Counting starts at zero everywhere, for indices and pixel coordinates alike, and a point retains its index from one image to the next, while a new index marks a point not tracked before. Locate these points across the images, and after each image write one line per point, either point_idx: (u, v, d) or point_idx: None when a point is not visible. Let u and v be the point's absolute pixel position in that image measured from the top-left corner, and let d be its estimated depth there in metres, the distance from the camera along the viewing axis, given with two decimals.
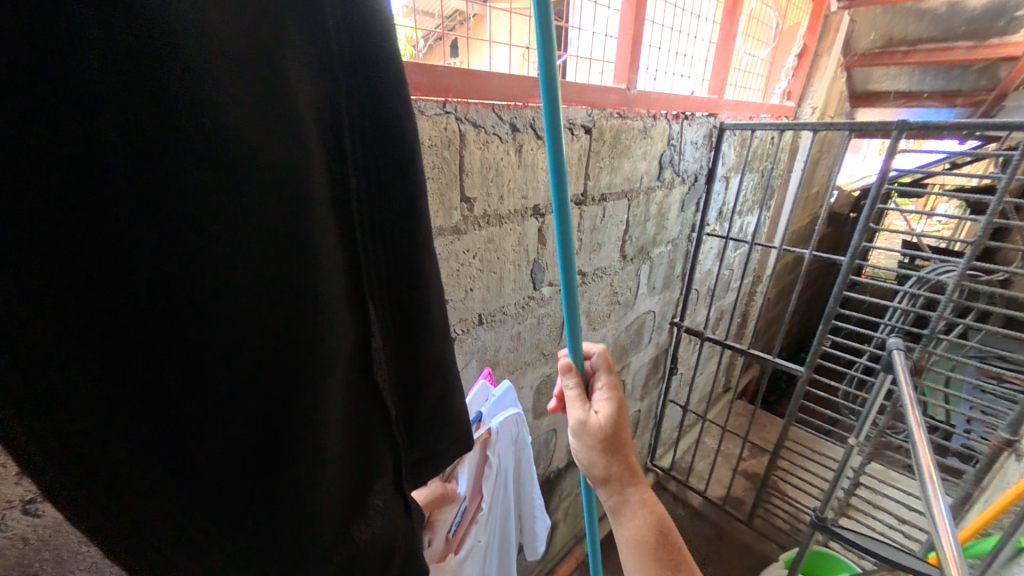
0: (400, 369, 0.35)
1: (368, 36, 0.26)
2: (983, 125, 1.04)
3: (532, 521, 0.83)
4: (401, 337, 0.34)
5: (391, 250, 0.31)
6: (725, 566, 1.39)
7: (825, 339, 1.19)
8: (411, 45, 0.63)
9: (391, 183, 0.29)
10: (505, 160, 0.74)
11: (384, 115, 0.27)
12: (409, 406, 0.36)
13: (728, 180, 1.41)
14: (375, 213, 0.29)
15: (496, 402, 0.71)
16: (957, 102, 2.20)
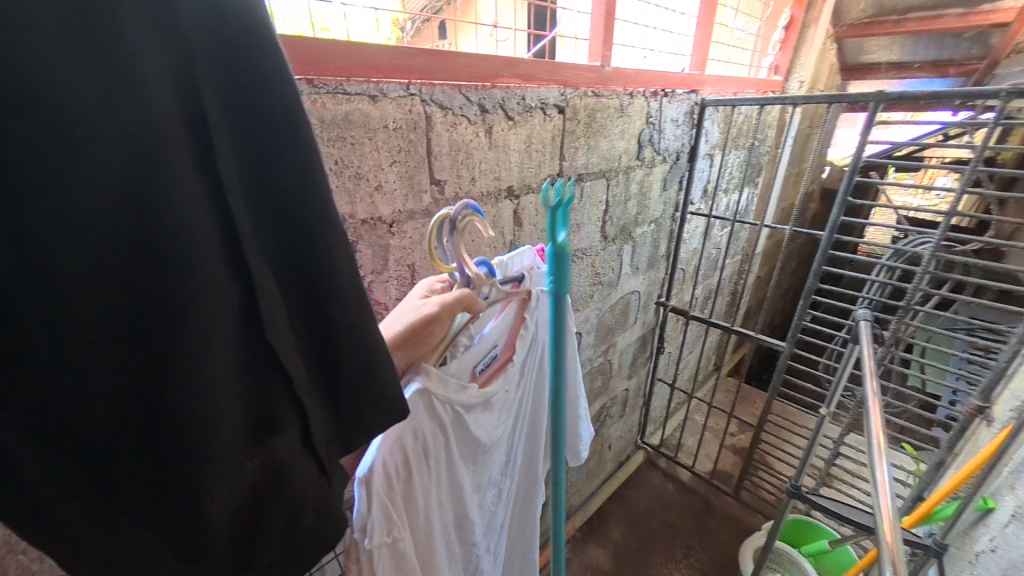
0: (320, 359, 0.34)
1: (232, 16, 0.25)
2: (964, 93, 1.03)
3: (575, 422, 0.88)
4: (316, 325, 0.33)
5: (292, 237, 0.30)
6: (714, 539, 1.42)
7: (805, 314, 1.20)
8: (398, 26, 0.68)
9: (281, 169, 0.28)
10: (475, 141, 0.74)
11: (262, 97, 0.26)
12: (338, 393, 0.36)
13: (712, 158, 1.41)
14: (267, 198, 0.28)
15: (542, 270, 0.69)
16: (949, 70, 2.16)
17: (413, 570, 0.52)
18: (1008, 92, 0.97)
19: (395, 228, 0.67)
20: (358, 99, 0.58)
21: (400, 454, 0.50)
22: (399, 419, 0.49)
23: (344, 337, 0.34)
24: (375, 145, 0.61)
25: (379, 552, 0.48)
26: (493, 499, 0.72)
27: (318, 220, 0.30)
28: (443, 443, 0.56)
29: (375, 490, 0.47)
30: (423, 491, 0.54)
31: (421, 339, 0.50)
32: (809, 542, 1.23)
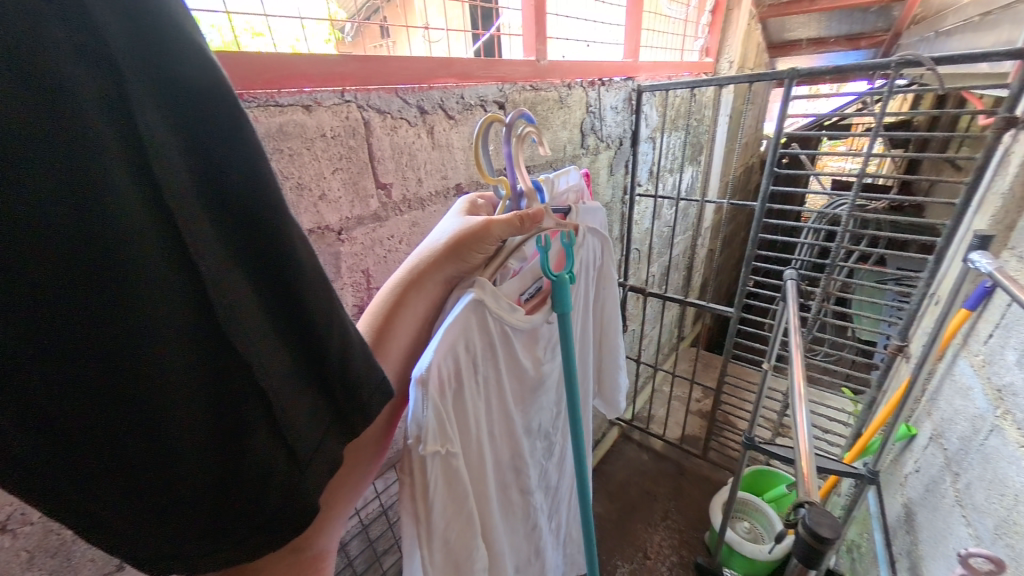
0: (297, 363, 0.32)
1: (157, 24, 0.24)
2: (869, 65, 1.12)
3: (613, 372, 0.90)
4: (284, 332, 0.31)
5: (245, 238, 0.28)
6: (689, 498, 1.52)
7: (748, 279, 1.29)
8: (335, 24, 0.66)
9: (222, 171, 0.27)
10: (418, 143, 0.75)
11: (203, 100, 0.26)
12: (316, 403, 0.34)
13: (654, 140, 1.48)
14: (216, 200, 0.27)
15: (588, 207, 0.67)
16: (861, 44, 2.43)
17: (466, 490, 0.46)
18: (897, 63, 1.07)
19: (344, 236, 0.68)
20: (292, 110, 0.58)
21: (454, 361, 0.45)
22: (453, 325, 0.45)
23: (317, 341, 0.33)
24: (314, 154, 0.61)
25: (432, 463, 0.42)
26: (542, 449, 0.70)
27: (273, 222, 0.29)
28: (493, 363, 0.52)
29: (429, 390, 0.41)
30: (473, 408, 0.49)
31: (468, 252, 0.50)
32: (770, 489, 1.35)
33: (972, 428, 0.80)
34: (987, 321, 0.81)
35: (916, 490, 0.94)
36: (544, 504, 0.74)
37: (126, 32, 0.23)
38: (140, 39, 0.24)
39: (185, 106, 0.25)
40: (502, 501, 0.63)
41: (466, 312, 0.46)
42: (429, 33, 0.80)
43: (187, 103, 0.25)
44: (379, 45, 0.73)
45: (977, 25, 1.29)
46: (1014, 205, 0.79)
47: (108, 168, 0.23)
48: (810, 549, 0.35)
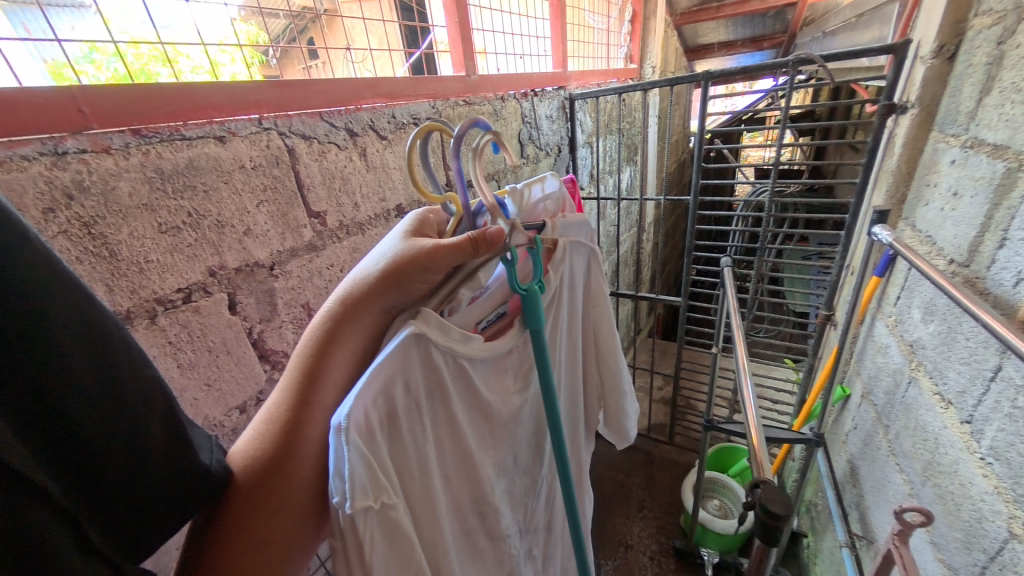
0: (65, 457, 0.28)
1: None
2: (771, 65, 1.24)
3: (618, 396, 0.79)
4: (52, 422, 0.27)
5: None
6: (661, 485, 1.57)
7: (691, 269, 1.36)
8: (255, 47, 0.63)
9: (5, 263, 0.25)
10: (350, 167, 0.73)
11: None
12: (100, 496, 0.30)
13: (590, 145, 1.53)
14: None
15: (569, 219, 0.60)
16: (764, 45, 2.70)
17: (411, 545, 0.40)
18: (794, 62, 1.18)
19: (277, 270, 0.64)
20: (202, 143, 0.54)
21: (385, 404, 0.40)
22: (386, 363, 0.39)
23: (102, 427, 0.29)
24: (233, 188, 0.57)
25: (365, 520, 0.36)
26: (522, 488, 0.66)
27: (59, 303, 0.28)
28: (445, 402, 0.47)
29: (355, 438, 0.36)
30: (419, 446, 0.45)
31: (409, 281, 0.44)
32: (734, 464, 1.44)
33: (894, 382, 0.89)
34: (893, 285, 0.91)
35: (856, 446, 1.03)
36: (534, 551, 0.68)
37: None
38: None
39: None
40: (472, 549, 0.57)
41: (403, 348, 0.40)
42: (365, 53, 0.80)
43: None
44: (311, 66, 0.71)
45: (854, 24, 1.46)
46: (901, 180, 0.89)
47: None
48: (767, 529, 0.37)
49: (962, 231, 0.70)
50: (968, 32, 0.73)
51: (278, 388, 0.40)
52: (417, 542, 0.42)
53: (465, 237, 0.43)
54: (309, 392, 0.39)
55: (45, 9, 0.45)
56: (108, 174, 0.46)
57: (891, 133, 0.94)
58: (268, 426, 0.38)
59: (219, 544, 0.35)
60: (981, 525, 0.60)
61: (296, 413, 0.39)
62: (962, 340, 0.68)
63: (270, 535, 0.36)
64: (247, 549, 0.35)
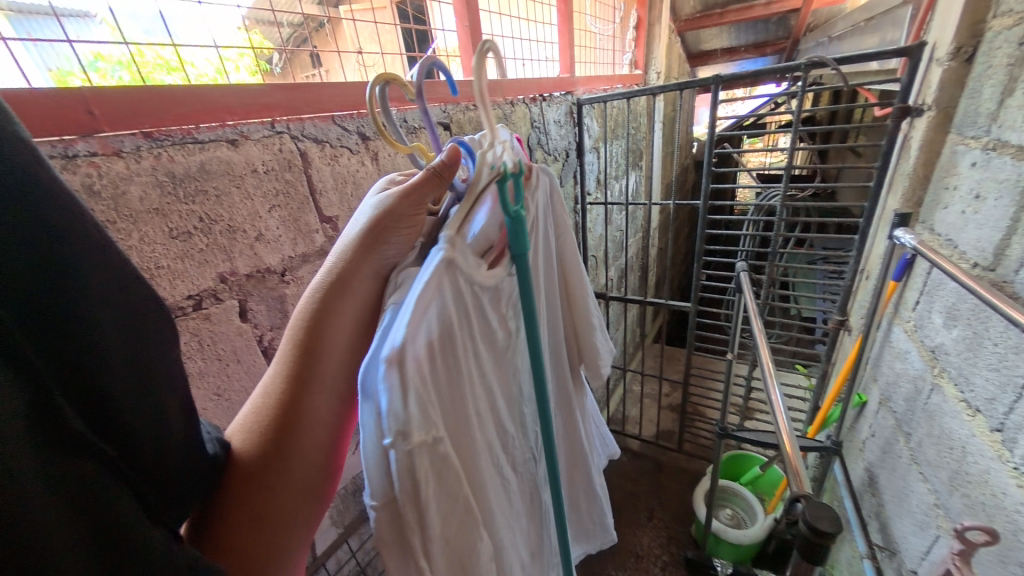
0: (117, 445, 0.27)
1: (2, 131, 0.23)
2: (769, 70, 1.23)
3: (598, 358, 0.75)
4: (105, 407, 0.26)
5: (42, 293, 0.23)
6: (671, 493, 1.54)
7: (701, 273, 1.35)
8: (259, 55, 0.63)
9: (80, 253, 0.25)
10: (361, 171, 0.71)
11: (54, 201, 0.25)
12: (169, 487, 0.31)
13: (597, 150, 1.53)
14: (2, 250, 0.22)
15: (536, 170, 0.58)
16: (767, 51, 2.72)
17: (462, 482, 0.40)
18: (807, 65, 1.16)
19: (288, 276, 0.63)
20: (215, 146, 0.52)
21: (427, 338, 0.38)
22: (424, 293, 0.38)
23: (146, 416, 0.28)
24: (245, 192, 0.55)
25: (419, 458, 0.37)
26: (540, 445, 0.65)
27: (123, 288, 0.28)
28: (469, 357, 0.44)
29: (402, 371, 0.35)
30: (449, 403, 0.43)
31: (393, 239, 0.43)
32: (746, 472, 1.41)
33: (914, 388, 0.87)
34: (912, 289, 0.89)
35: (874, 454, 1.00)
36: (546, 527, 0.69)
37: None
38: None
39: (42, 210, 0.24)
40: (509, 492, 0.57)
41: (435, 279, 0.39)
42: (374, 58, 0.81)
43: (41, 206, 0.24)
44: (313, 74, 0.70)
45: (863, 29, 1.46)
46: (918, 183, 0.88)
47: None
48: (811, 547, 0.35)
49: (985, 234, 0.69)
50: (987, 33, 0.72)
51: (272, 363, 0.41)
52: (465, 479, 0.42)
53: (430, 174, 0.42)
54: (309, 365, 0.40)
55: (59, 18, 0.44)
56: (119, 178, 0.45)
57: (907, 136, 0.93)
58: (265, 401, 0.40)
59: (221, 515, 0.36)
60: (1015, 538, 0.58)
61: (294, 386, 0.39)
62: (989, 344, 0.66)
63: (275, 505, 0.37)
64: (256, 518, 0.36)
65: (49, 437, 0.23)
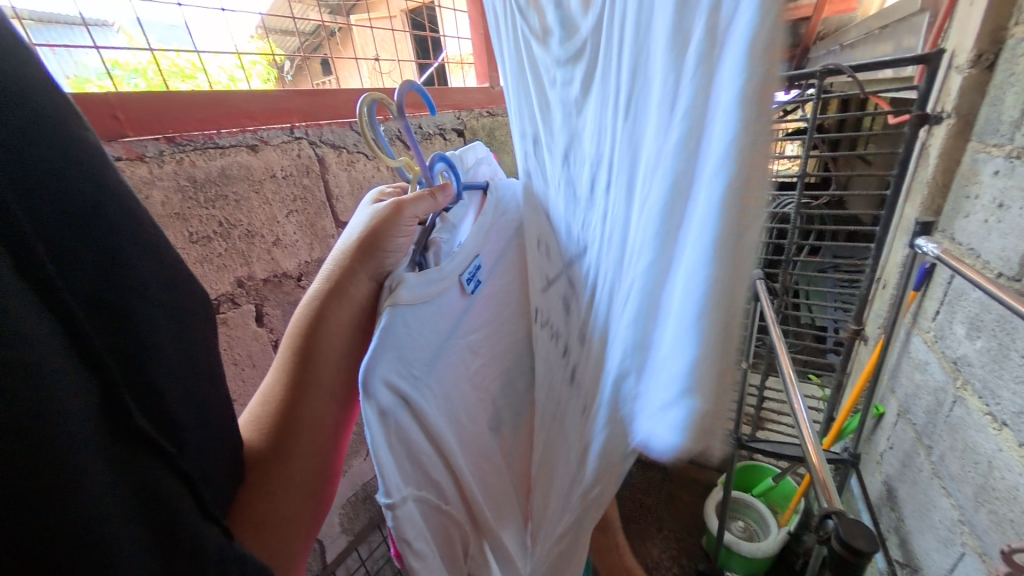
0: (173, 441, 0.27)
1: (73, 132, 0.24)
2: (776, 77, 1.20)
3: None
4: (162, 405, 0.26)
5: (106, 287, 0.23)
6: (681, 504, 1.52)
7: None
8: (270, 61, 0.64)
9: (140, 253, 0.26)
10: (377, 177, 0.72)
11: (116, 202, 0.25)
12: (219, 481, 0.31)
13: None
14: (68, 245, 0.22)
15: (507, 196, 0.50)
16: None
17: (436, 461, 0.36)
18: (822, 72, 1.15)
19: (304, 281, 0.63)
20: (235, 151, 0.53)
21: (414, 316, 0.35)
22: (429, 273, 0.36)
23: (193, 413, 0.28)
24: (264, 198, 0.56)
25: (391, 433, 0.33)
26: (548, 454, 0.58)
27: (176, 285, 0.29)
28: (478, 338, 0.41)
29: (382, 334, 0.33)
30: (457, 388, 0.39)
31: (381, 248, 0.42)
32: (759, 484, 1.38)
33: (935, 400, 0.85)
34: (932, 299, 0.88)
35: (893, 467, 0.98)
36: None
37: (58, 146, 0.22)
38: (71, 152, 0.23)
39: (108, 209, 0.24)
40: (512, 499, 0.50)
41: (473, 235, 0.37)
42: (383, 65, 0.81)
43: (107, 206, 0.24)
44: (322, 80, 0.70)
45: (877, 37, 1.45)
46: (938, 191, 0.87)
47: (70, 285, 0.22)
48: (845, 567, 0.34)
49: (1010, 243, 0.67)
50: (1009, 40, 0.72)
51: (268, 370, 0.41)
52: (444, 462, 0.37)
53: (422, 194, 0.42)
54: (303, 372, 0.40)
55: (87, 27, 0.47)
56: (142, 181, 0.45)
57: (925, 143, 0.91)
58: (264, 404, 0.40)
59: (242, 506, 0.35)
60: None
61: (292, 391, 0.39)
62: (1016, 357, 0.65)
63: (276, 508, 0.37)
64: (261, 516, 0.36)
65: (119, 431, 0.23)
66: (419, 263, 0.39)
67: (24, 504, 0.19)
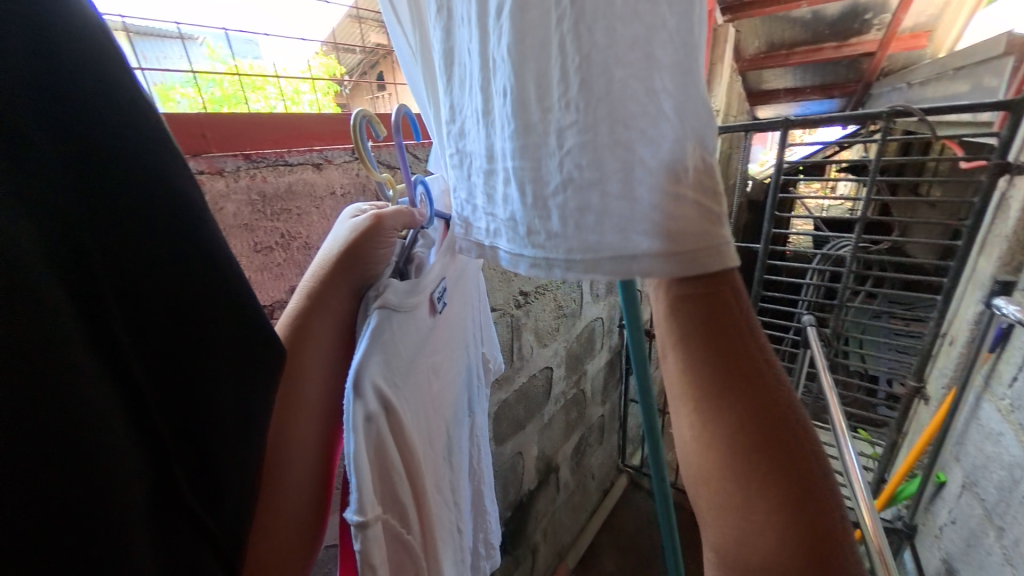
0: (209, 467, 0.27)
1: (177, 177, 0.25)
2: (829, 117, 1.18)
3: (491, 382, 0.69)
4: (199, 431, 0.26)
5: (169, 300, 0.25)
6: None
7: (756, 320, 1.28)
8: (332, 78, 0.68)
9: (211, 286, 0.26)
10: None
11: (197, 240, 0.26)
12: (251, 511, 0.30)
13: None
14: (132, 256, 0.23)
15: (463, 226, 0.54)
16: (834, 94, 2.67)
17: (400, 478, 0.36)
18: (888, 113, 1.10)
19: None
20: (301, 169, 0.56)
21: (395, 329, 0.36)
22: (411, 291, 0.37)
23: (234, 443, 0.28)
24: (323, 214, 0.59)
25: (371, 440, 0.33)
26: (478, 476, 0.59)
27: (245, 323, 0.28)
28: (432, 358, 0.44)
29: (370, 346, 0.33)
30: (419, 402, 0.41)
31: (360, 263, 0.41)
32: None
33: (1009, 477, 0.76)
34: (1008, 363, 0.79)
35: (955, 544, 0.88)
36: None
37: (159, 184, 0.24)
38: (168, 191, 0.24)
39: (188, 241, 0.25)
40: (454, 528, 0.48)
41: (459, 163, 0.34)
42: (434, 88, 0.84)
43: (190, 239, 0.25)
44: (377, 97, 0.74)
45: (952, 77, 1.38)
46: (1019, 247, 0.79)
47: (131, 298, 0.23)
48: None
49: None
50: None
51: None
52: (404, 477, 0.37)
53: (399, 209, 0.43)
54: (286, 395, 0.38)
55: (184, 42, 0.53)
56: (218, 195, 0.48)
57: (1005, 194, 0.85)
58: None
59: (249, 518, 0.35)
60: None
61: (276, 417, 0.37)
62: None
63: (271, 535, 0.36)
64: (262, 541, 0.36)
65: (149, 444, 0.24)
66: (401, 272, 0.40)
67: (56, 507, 0.20)
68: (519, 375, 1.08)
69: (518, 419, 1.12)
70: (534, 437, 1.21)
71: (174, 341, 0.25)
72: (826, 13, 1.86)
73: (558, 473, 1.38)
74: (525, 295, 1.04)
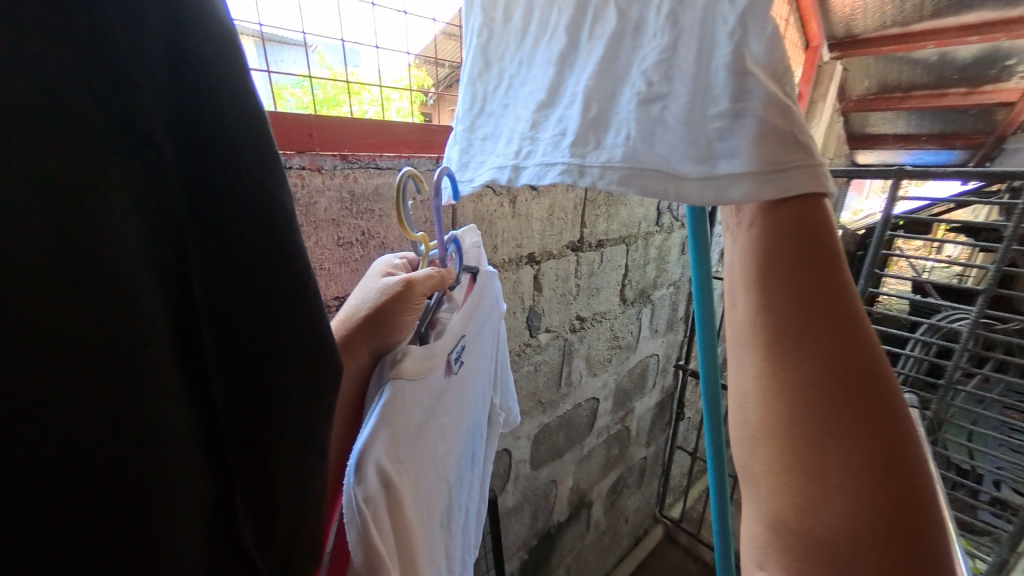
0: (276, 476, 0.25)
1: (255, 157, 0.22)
2: (948, 170, 1.03)
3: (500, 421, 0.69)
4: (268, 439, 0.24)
5: (259, 301, 0.23)
6: None
7: None
8: (420, 90, 0.71)
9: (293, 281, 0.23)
10: (499, 211, 0.75)
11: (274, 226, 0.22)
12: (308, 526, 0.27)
13: None
14: (217, 247, 0.21)
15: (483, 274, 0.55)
16: (956, 144, 2.37)
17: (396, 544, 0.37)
18: None
19: None
20: (389, 173, 0.59)
21: (404, 400, 0.38)
22: (422, 362, 0.39)
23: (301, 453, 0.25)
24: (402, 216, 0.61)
25: (374, 512, 0.34)
26: (473, 524, 0.59)
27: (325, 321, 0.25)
28: (440, 419, 0.45)
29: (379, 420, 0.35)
30: (422, 468, 0.42)
31: (388, 325, 0.42)
32: None
33: None
34: None
35: None
36: None
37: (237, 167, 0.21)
38: (249, 179, 0.22)
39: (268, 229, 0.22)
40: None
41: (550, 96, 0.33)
42: None
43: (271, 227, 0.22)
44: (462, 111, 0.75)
45: None
46: None
47: (221, 287, 0.22)
48: None
49: None
50: None
51: None
52: (401, 541, 0.38)
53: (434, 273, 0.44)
54: None
55: (307, 50, 0.58)
56: (314, 190, 0.52)
57: None
58: None
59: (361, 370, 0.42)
60: None
61: None
62: None
63: None
64: None
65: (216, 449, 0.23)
66: (422, 337, 0.43)
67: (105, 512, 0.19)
68: (565, 401, 1.05)
69: (557, 446, 1.08)
70: (571, 468, 1.16)
71: (263, 338, 0.23)
72: (958, 56, 1.67)
73: (590, 510, 1.31)
74: (582, 319, 1.01)
